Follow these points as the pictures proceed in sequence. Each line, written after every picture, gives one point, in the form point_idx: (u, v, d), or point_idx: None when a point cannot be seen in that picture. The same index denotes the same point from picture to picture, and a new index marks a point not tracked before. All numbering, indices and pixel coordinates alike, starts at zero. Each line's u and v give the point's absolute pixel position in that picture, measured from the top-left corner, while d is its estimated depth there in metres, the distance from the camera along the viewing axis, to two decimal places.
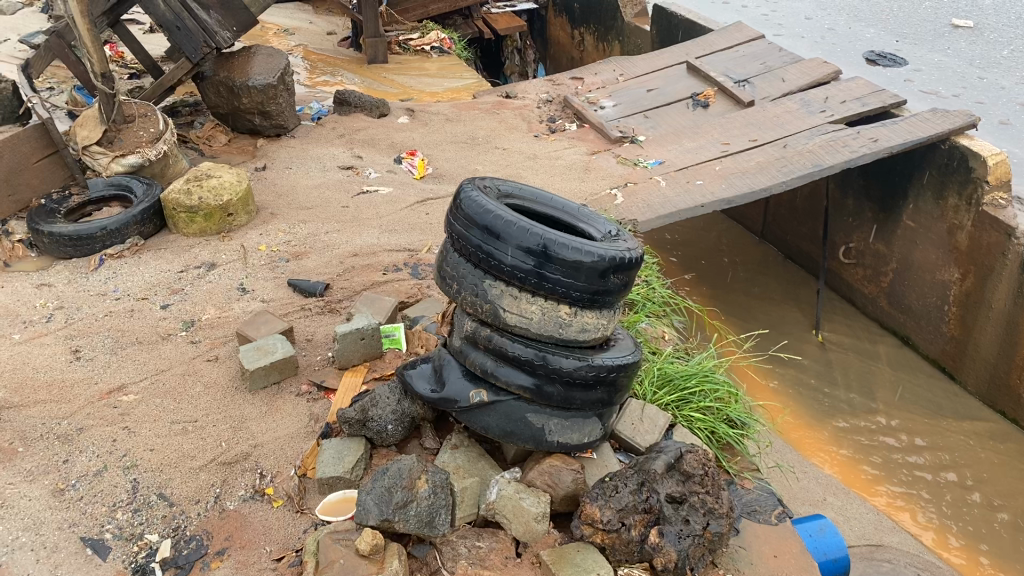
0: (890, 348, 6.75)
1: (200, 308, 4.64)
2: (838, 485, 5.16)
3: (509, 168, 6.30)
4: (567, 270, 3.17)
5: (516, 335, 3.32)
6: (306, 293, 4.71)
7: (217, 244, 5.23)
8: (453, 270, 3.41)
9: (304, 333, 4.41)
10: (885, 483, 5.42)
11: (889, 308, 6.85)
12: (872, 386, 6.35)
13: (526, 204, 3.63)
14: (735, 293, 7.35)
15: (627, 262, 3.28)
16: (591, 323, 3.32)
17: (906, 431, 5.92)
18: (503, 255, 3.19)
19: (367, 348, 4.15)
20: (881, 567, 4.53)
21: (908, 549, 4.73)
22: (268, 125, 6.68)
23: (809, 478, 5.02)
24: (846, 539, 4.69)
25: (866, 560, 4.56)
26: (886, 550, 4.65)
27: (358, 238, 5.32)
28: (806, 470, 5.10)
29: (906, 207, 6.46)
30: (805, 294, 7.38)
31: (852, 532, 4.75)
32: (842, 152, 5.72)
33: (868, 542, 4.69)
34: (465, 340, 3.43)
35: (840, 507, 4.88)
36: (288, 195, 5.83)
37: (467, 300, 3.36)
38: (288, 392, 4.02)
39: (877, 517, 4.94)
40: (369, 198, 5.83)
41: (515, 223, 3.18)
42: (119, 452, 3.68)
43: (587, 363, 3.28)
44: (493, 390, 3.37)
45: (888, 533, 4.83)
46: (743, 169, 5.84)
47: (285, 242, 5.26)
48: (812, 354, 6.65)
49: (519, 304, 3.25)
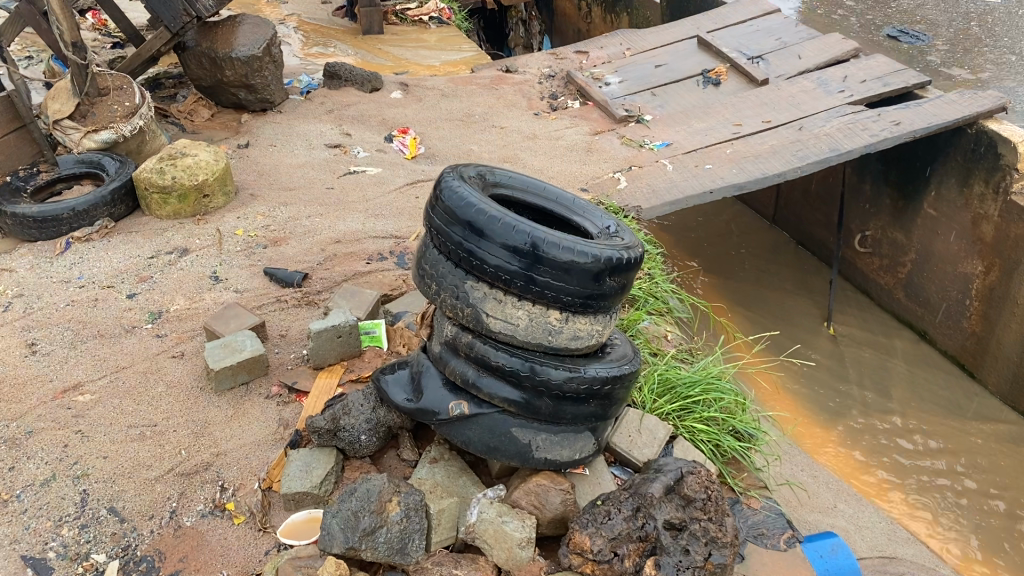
0: (906, 343, 6.39)
1: (169, 298, 4.32)
2: (849, 493, 4.86)
3: (506, 148, 5.94)
4: (557, 271, 2.84)
5: (500, 343, 2.99)
6: (283, 283, 4.40)
7: (192, 227, 4.90)
8: (429, 269, 3.06)
9: (278, 327, 4.09)
10: (898, 490, 5.13)
11: (904, 299, 6.49)
12: (887, 383, 6.02)
13: (515, 195, 3.30)
14: (744, 282, 7.01)
15: (625, 263, 2.96)
16: (584, 329, 3.00)
17: (921, 432, 5.60)
18: (486, 253, 2.86)
19: (344, 346, 3.84)
20: None
21: (923, 563, 4.44)
22: (254, 99, 6.34)
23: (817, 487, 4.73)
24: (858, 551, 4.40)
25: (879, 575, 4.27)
26: (900, 563, 4.35)
27: (341, 223, 4.98)
28: (814, 481, 4.82)
29: (928, 195, 6.06)
30: (817, 283, 7.02)
31: (863, 543, 4.44)
32: (861, 136, 5.37)
33: (881, 554, 4.41)
34: (444, 346, 3.10)
35: (851, 515, 4.64)
36: (271, 174, 5.49)
37: (447, 303, 3.01)
38: (257, 394, 3.71)
39: (889, 527, 4.67)
40: (357, 178, 5.48)
41: (502, 218, 2.85)
42: (71, 459, 3.38)
43: (579, 375, 2.96)
44: (475, 402, 3.05)
45: (901, 544, 4.55)
46: (756, 153, 5.48)
47: (264, 226, 4.92)
48: (824, 349, 6.32)
49: (504, 308, 2.92)
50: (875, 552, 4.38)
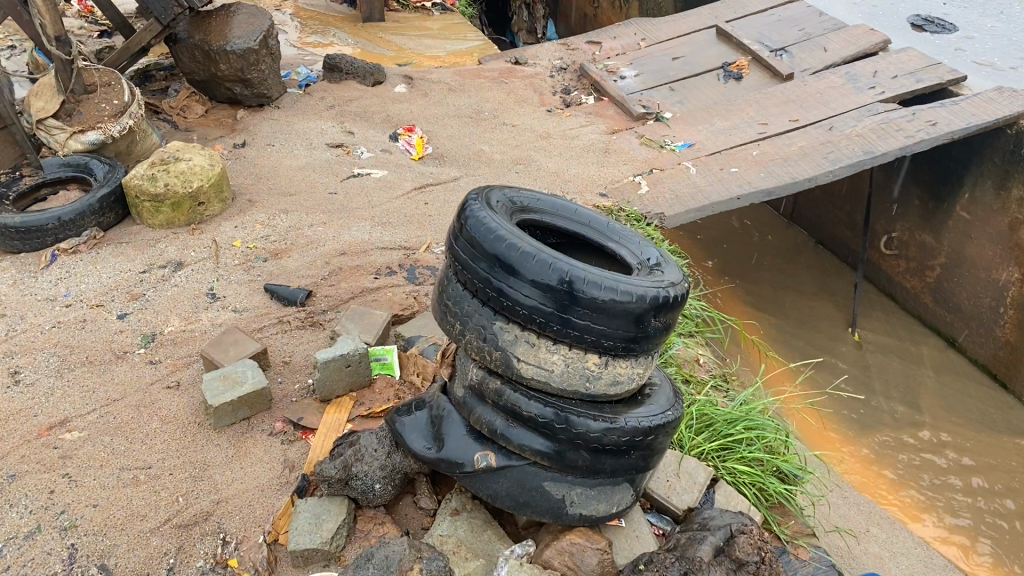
0: (934, 351, 6.13)
1: (163, 318, 4.02)
2: (884, 517, 4.61)
3: (518, 149, 5.64)
4: (596, 313, 2.53)
5: (532, 390, 2.69)
6: (285, 302, 4.09)
7: (186, 238, 4.59)
8: (452, 306, 2.76)
9: (282, 353, 3.79)
10: (932, 511, 4.88)
11: (933, 304, 6.21)
12: (916, 394, 5.75)
13: (544, 220, 3.00)
14: (763, 284, 6.73)
15: (671, 300, 2.66)
16: (624, 374, 2.70)
17: (953, 447, 5.34)
18: (517, 292, 2.55)
19: (353, 376, 3.56)
20: None
21: None
22: (249, 94, 5.99)
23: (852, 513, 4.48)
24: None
25: None
26: None
27: (346, 232, 4.66)
28: (847, 505, 4.56)
29: (961, 196, 5.76)
30: (839, 285, 6.74)
31: (899, 571, 4.20)
32: (895, 137, 5.06)
33: None
34: (470, 391, 2.81)
35: (886, 540, 4.39)
36: (269, 177, 5.17)
37: (473, 345, 2.71)
38: (260, 430, 3.42)
39: (926, 553, 4.42)
40: (361, 181, 5.16)
41: (535, 254, 2.54)
42: (57, 507, 3.09)
43: (619, 427, 2.65)
44: (503, 453, 2.75)
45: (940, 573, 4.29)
46: (785, 155, 5.17)
47: (264, 236, 4.60)
48: (849, 357, 6.04)
49: (536, 352, 2.62)
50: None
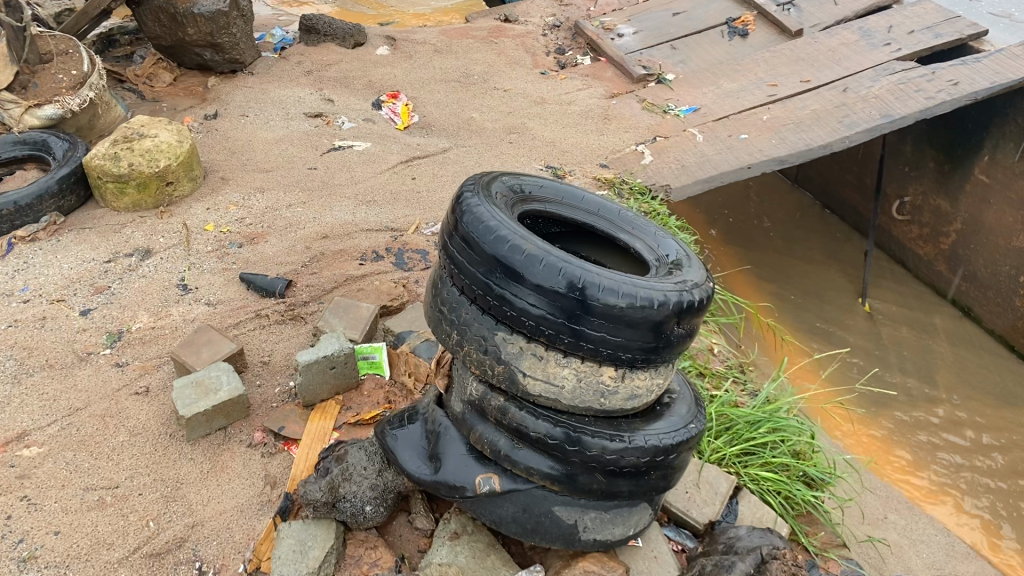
0: (948, 321, 5.87)
1: (130, 314, 3.69)
2: (902, 503, 4.37)
3: (511, 116, 5.30)
4: (613, 324, 2.22)
5: (540, 407, 2.39)
6: (263, 292, 3.77)
7: (154, 222, 4.23)
8: (447, 313, 2.44)
9: (260, 352, 3.48)
10: (953, 492, 4.64)
11: (947, 272, 5.95)
12: (931, 368, 5.49)
13: (548, 209, 2.69)
14: (768, 252, 6.43)
15: (696, 304, 2.35)
16: (642, 387, 2.41)
17: (972, 425, 5.10)
18: (522, 301, 2.24)
19: (339, 378, 3.27)
20: None
21: None
22: (221, 60, 5.59)
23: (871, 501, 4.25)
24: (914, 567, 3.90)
25: None
26: None
27: (328, 212, 4.31)
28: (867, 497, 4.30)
29: (980, 158, 5.46)
30: (847, 253, 6.46)
31: (919, 560, 3.97)
32: (916, 98, 4.68)
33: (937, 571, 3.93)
34: (469, 406, 2.50)
35: (905, 527, 4.16)
36: (244, 151, 4.79)
37: (472, 357, 2.39)
38: (238, 442, 3.12)
39: (949, 541, 4.17)
40: (343, 155, 4.80)
41: (543, 257, 2.22)
42: (13, 536, 2.76)
43: (638, 446, 2.36)
44: (508, 476, 2.46)
45: (963, 562, 4.05)
46: (797, 120, 4.84)
47: (239, 219, 4.25)
48: (860, 328, 5.77)
49: (545, 366, 2.31)
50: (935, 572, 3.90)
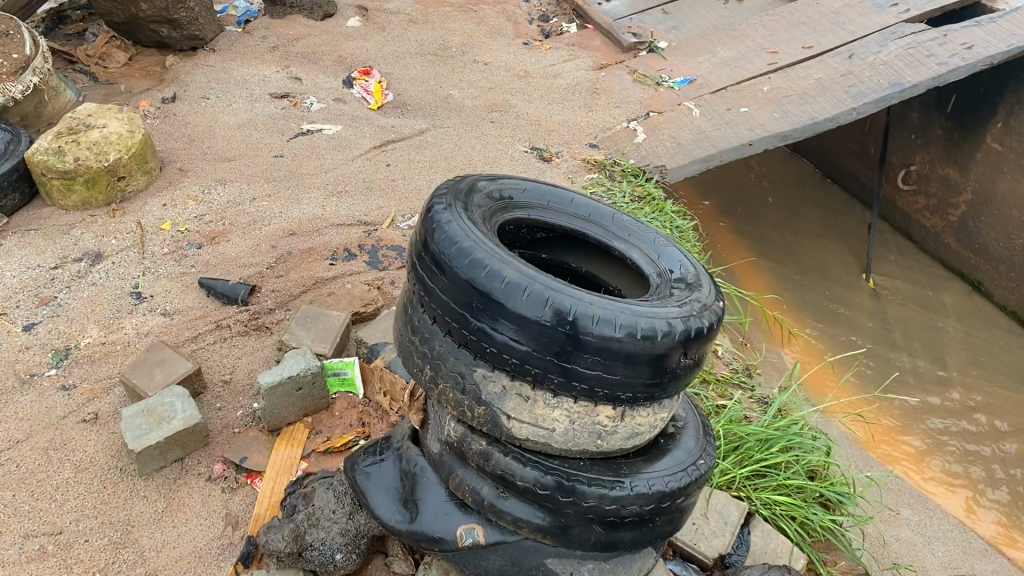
0: (957, 297, 5.59)
1: (79, 328, 3.35)
2: (914, 497, 4.04)
3: (492, 92, 4.96)
4: (610, 361, 1.91)
5: (529, 451, 2.09)
6: (224, 299, 3.44)
7: (105, 222, 3.89)
8: (417, 344, 2.12)
9: (221, 368, 3.16)
10: (967, 483, 4.35)
11: (956, 246, 5.66)
12: (940, 348, 5.20)
13: (531, 216, 2.36)
14: (768, 226, 6.11)
15: (704, 330, 2.05)
16: (644, 424, 2.11)
17: (985, 409, 4.81)
18: (504, 336, 1.92)
19: (307, 399, 2.96)
20: None
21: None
22: (179, 37, 5.19)
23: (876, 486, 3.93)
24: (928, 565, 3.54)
25: None
26: None
27: (295, 207, 3.96)
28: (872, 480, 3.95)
29: (992, 126, 5.16)
30: (850, 226, 6.16)
31: (934, 557, 3.63)
32: (927, 64, 4.32)
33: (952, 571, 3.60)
34: (448, 449, 2.20)
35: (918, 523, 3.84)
36: (204, 139, 4.43)
37: (448, 396, 2.08)
38: (196, 475, 2.82)
39: (965, 537, 3.87)
40: (311, 140, 4.44)
41: (526, 284, 1.90)
42: None
43: (642, 493, 2.08)
44: (495, 527, 2.17)
45: (980, 560, 3.72)
46: (800, 90, 4.50)
47: (198, 216, 3.90)
48: (865, 306, 5.47)
49: (532, 407, 2.00)
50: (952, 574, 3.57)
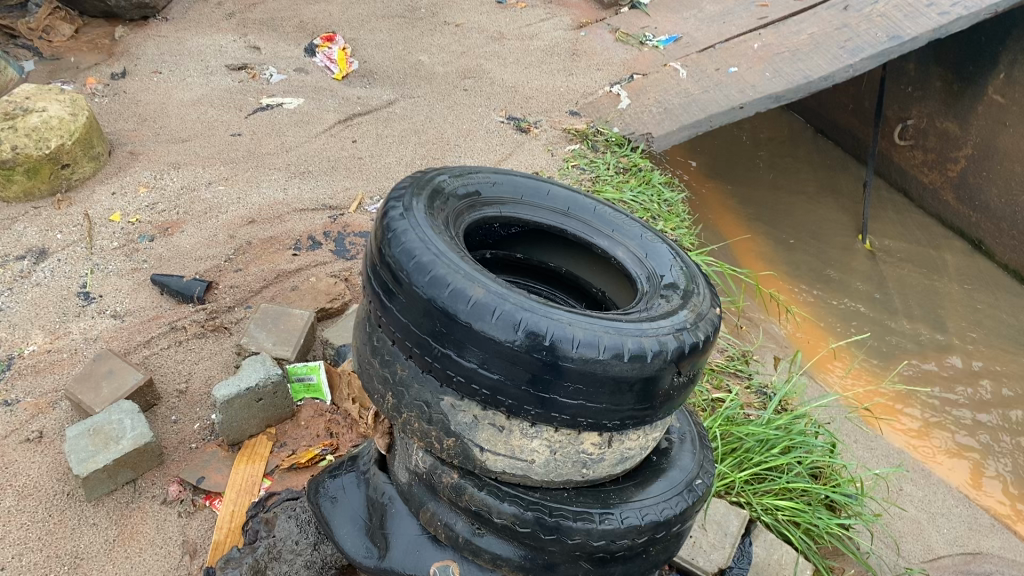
0: (958, 257, 5.36)
1: (23, 334, 3.05)
2: (918, 469, 3.73)
3: (463, 59, 4.86)
4: (593, 388, 1.67)
5: (507, 483, 1.87)
6: (179, 297, 3.18)
7: (50, 214, 3.58)
8: (378, 367, 1.88)
9: (176, 376, 2.91)
10: (976, 451, 4.02)
11: (955, 203, 5.43)
12: (941, 313, 4.92)
13: (503, 213, 2.11)
14: (761, 187, 5.85)
15: (700, 345, 1.81)
16: (634, 448, 1.89)
17: (990, 375, 4.51)
18: (472, 363, 1.67)
19: (267, 410, 2.73)
20: None
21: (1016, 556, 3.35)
22: (128, 7, 4.89)
23: (877, 459, 3.65)
24: (931, 544, 3.26)
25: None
26: (986, 560, 3.26)
27: (255, 191, 3.71)
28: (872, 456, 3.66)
29: (995, 75, 4.92)
30: (845, 185, 5.93)
31: (939, 537, 3.32)
32: (929, 15, 3.99)
33: (961, 550, 3.29)
34: (418, 480, 1.98)
35: (922, 499, 3.53)
36: (156, 118, 4.14)
37: (414, 427, 1.85)
38: (150, 499, 2.58)
39: (971, 514, 3.53)
40: (271, 115, 4.21)
41: (496, 305, 1.66)
42: None
43: (634, 525, 1.87)
44: (471, 564, 1.96)
45: (986, 536, 3.41)
46: (793, 47, 4.26)
47: (151, 205, 3.63)
48: (862, 270, 5.19)
49: (508, 438, 1.77)
50: (959, 553, 3.26)
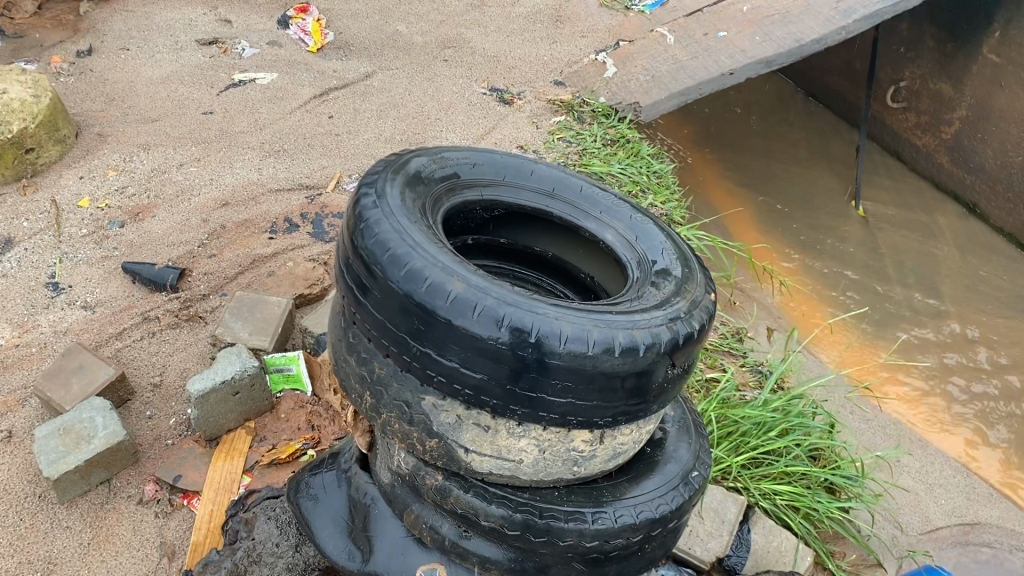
0: (952, 220, 5.27)
1: None
2: (914, 438, 3.65)
3: (444, 26, 4.81)
4: (583, 385, 1.57)
5: (494, 483, 1.77)
6: (152, 285, 3.05)
7: (14, 199, 3.41)
8: (354, 366, 1.77)
9: (150, 370, 2.80)
10: (975, 419, 3.94)
11: (949, 166, 5.34)
12: (936, 279, 4.83)
13: (485, 196, 1.99)
14: (752, 153, 5.72)
15: (695, 335, 1.71)
16: (628, 443, 1.79)
17: (986, 342, 4.44)
18: (453, 362, 1.57)
19: (244, 403, 2.62)
20: (980, 557, 3.08)
21: (1013, 526, 3.28)
22: None
23: (873, 431, 3.57)
24: (929, 516, 3.19)
25: (959, 548, 3.10)
26: (985, 530, 3.19)
27: (229, 172, 3.59)
28: (868, 427, 3.58)
29: (991, 34, 4.82)
30: (836, 150, 5.82)
31: (935, 507, 3.25)
32: None
33: (960, 521, 3.22)
34: (402, 482, 1.89)
35: (918, 471, 3.44)
36: (125, 97, 3.98)
37: (394, 428, 1.75)
38: (126, 499, 2.47)
39: (969, 484, 3.45)
40: (244, 91, 4.08)
41: (477, 300, 1.55)
42: None
43: (628, 524, 1.78)
44: (459, 567, 1.87)
45: (984, 506, 3.33)
46: (784, 9, 4.17)
47: (120, 189, 3.48)
48: (855, 237, 5.09)
49: (493, 438, 1.67)
50: (957, 524, 3.18)
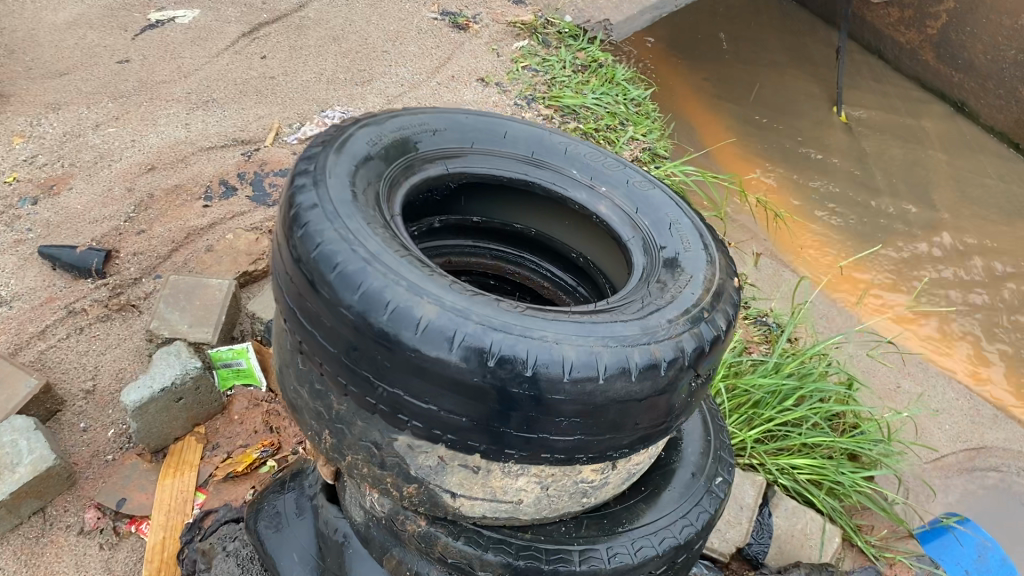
0: (939, 121, 4.98)
1: None
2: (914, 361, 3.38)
3: None
4: (594, 420, 1.27)
5: (488, 525, 1.48)
6: (75, 271, 2.64)
7: None
8: (309, 400, 1.45)
9: (80, 375, 2.42)
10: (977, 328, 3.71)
11: (935, 63, 5.04)
12: (929, 185, 4.55)
13: (452, 171, 1.64)
14: (727, 62, 5.33)
15: (719, 337, 1.41)
16: (642, 463, 1.50)
17: (978, 250, 4.16)
18: (430, 405, 1.24)
19: (190, 409, 2.30)
20: (987, 483, 2.87)
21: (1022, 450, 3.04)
22: None
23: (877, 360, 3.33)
24: (933, 444, 2.95)
25: (964, 475, 2.88)
26: (992, 455, 2.96)
27: (154, 129, 3.18)
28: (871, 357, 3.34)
29: None
30: (815, 53, 5.48)
31: (941, 434, 3.01)
32: None
33: (965, 446, 2.99)
34: (378, 523, 1.60)
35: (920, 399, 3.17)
36: (25, 48, 3.50)
37: (363, 472, 1.44)
38: (65, 530, 2.12)
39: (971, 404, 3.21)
40: (163, 33, 3.67)
41: (456, 327, 1.22)
42: None
43: (648, 555, 1.51)
44: None
45: (990, 429, 3.09)
46: None
47: (30, 158, 3.03)
48: (840, 144, 4.77)
49: (485, 482, 1.36)
50: (967, 452, 2.95)
